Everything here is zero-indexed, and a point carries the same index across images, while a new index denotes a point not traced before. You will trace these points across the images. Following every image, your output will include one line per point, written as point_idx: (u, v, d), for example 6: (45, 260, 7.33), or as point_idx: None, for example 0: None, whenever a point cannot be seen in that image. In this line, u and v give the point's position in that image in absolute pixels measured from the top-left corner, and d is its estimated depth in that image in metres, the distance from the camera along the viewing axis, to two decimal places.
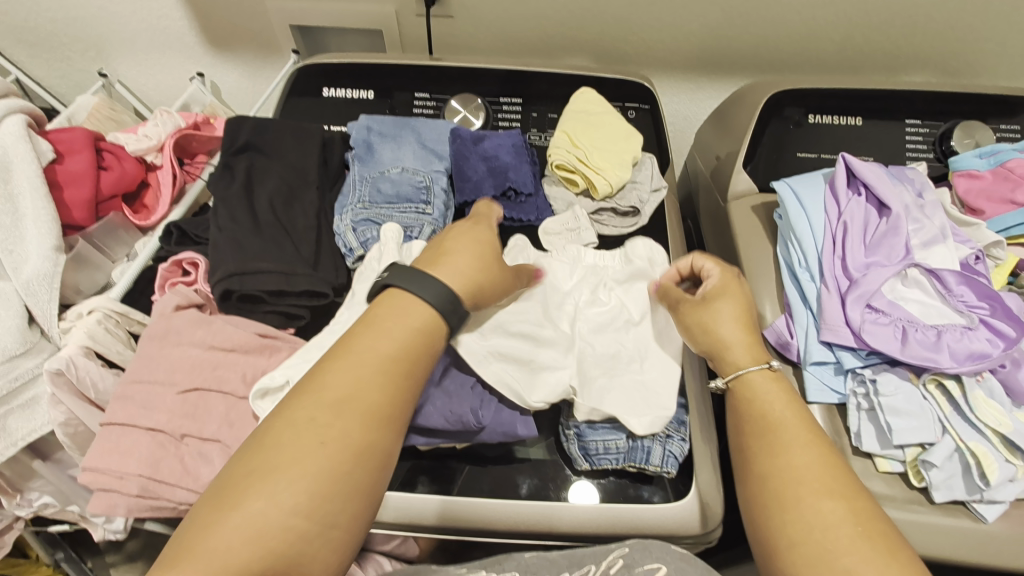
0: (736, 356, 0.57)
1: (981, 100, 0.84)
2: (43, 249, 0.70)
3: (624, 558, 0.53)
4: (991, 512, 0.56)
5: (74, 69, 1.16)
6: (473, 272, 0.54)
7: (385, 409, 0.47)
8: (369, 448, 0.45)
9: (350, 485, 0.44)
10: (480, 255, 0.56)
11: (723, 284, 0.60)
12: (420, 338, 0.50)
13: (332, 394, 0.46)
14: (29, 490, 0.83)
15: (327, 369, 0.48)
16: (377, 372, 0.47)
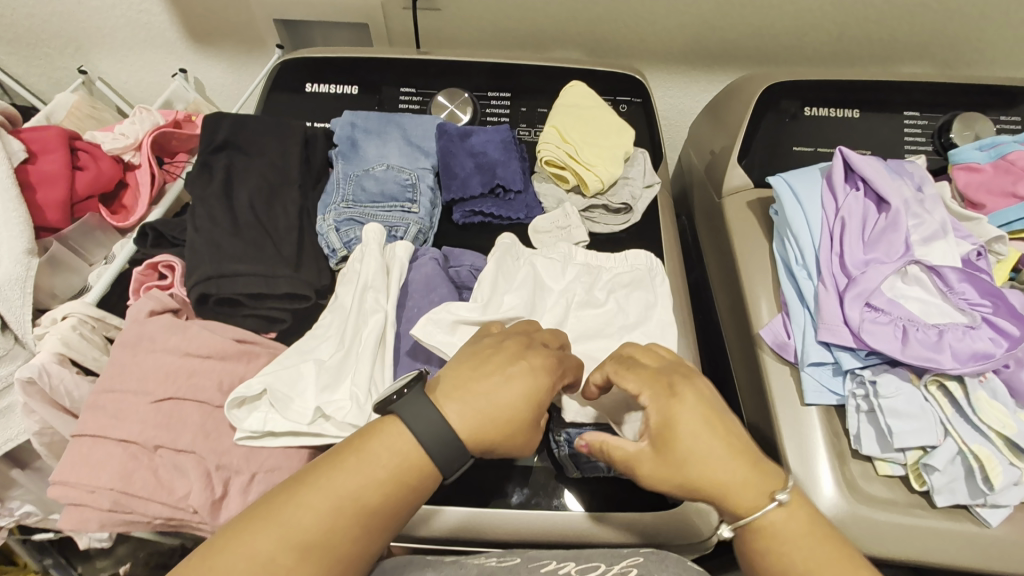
0: (726, 498, 0.47)
1: (980, 90, 0.82)
2: (13, 252, 0.67)
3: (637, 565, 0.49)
4: (995, 516, 0.54)
5: (52, 66, 1.13)
6: (494, 415, 0.46)
7: (366, 532, 0.43)
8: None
9: None
10: (519, 399, 0.47)
11: (667, 419, 0.48)
12: (406, 478, 0.44)
13: (301, 526, 0.41)
14: (8, 500, 0.81)
15: (303, 495, 0.42)
16: (351, 513, 0.42)
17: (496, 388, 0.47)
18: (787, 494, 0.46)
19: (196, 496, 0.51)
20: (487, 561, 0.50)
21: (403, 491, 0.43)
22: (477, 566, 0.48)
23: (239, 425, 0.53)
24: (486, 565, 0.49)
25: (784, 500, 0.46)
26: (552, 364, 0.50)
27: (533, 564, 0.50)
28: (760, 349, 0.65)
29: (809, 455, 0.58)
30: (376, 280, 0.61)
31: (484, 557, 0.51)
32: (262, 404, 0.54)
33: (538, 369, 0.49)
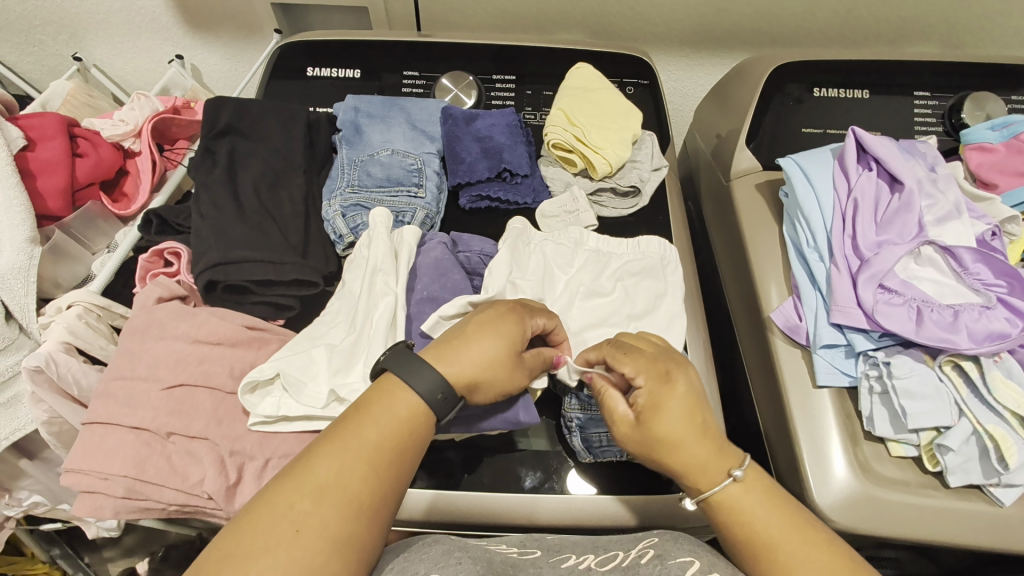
0: (694, 470, 0.48)
1: (992, 70, 0.81)
2: (16, 240, 0.67)
3: (653, 546, 0.47)
4: (1008, 495, 0.54)
5: (46, 53, 1.11)
6: (478, 366, 0.48)
7: (384, 478, 0.43)
8: (354, 541, 0.41)
9: (345, 559, 0.40)
10: (488, 351, 0.49)
11: (656, 399, 0.49)
12: (413, 432, 0.45)
13: (331, 478, 0.41)
14: (18, 489, 0.81)
15: (324, 450, 0.43)
16: (376, 460, 0.43)
17: (467, 340, 0.49)
18: (742, 471, 0.47)
19: (210, 482, 0.51)
20: (509, 551, 0.48)
21: (411, 434, 0.45)
22: (500, 555, 0.47)
23: (253, 410, 0.53)
24: (508, 556, 0.47)
25: (739, 477, 0.47)
26: (515, 314, 0.52)
27: (554, 558, 0.47)
28: (771, 332, 0.65)
29: (820, 433, 0.58)
30: (385, 263, 0.60)
31: (503, 548, 0.49)
32: (274, 389, 0.54)
33: (499, 321, 0.51)
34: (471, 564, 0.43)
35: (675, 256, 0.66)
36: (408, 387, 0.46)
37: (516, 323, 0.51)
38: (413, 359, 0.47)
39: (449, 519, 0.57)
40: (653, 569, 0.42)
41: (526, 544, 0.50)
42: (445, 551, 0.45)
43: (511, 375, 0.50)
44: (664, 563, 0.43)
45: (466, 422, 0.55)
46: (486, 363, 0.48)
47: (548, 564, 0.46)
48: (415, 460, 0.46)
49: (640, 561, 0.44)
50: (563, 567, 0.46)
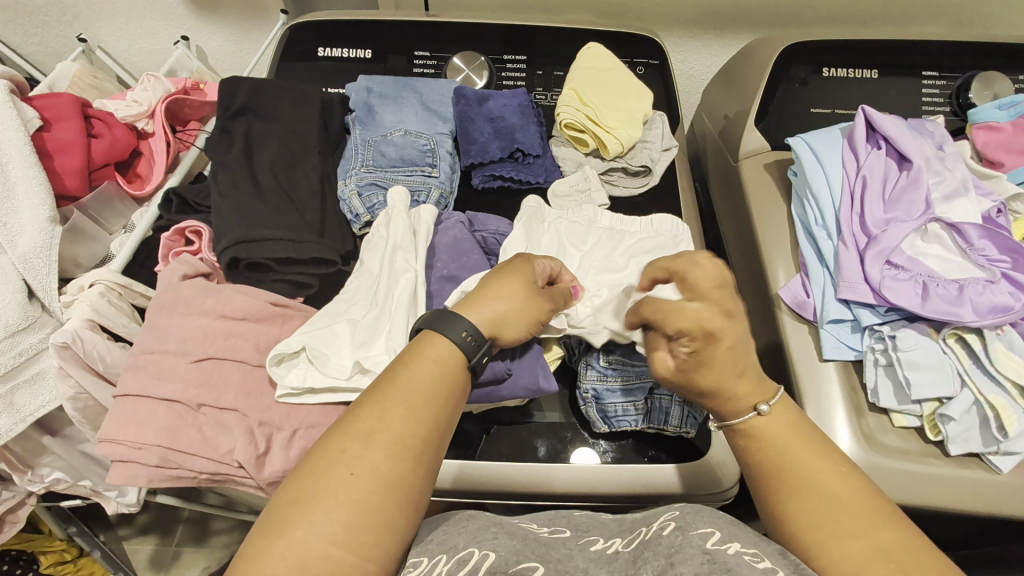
0: (735, 406, 0.49)
1: (1001, 49, 0.81)
2: (37, 220, 0.68)
3: (674, 519, 0.45)
4: (1006, 463, 0.56)
5: (50, 35, 1.10)
6: (499, 306, 0.52)
7: (428, 422, 0.46)
8: (406, 481, 0.44)
9: (400, 496, 0.43)
10: (509, 291, 0.52)
11: (703, 354, 0.47)
12: (449, 381, 0.48)
13: (375, 424, 0.44)
14: (40, 466, 0.82)
15: (366, 401, 0.46)
16: (416, 406, 0.46)
17: (486, 286, 0.53)
18: (768, 405, 0.49)
19: (241, 451, 0.53)
20: (539, 530, 0.47)
21: (446, 378, 0.48)
22: (532, 533, 0.46)
23: (280, 382, 0.54)
24: (539, 534, 0.46)
25: (765, 410, 0.49)
26: (521, 258, 0.56)
27: (582, 541, 0.46)
28: (779, 309, 0.66)
29: (823, 402, 0.60)
30: (404, 240, 0.62)
31: (533, 526, 0.48)
32: (300, 361, 0.55)
33: (511, 266, 0.54)
34: (507, 539, 0.43)
35: (688, 234, 0.67)
36: (437, 338, 0.49)
37: (525, 264, 0.55)
38: (439, 314, 0.50)
39: (475, 488, 0.58)
40: (673, 541, 0.42)
41: (555, 522, 0.49)
42: (482, 525, 0.45)
43: (538, 311, 0.54)
44: (685, 535, 0.43)
45: (488, 392, 0.57)
46: (509, 300, 0.52)
47: (578, 547, 0.45)
48: (453, 405, 0.48)
49: (660, 532, 0.44)
50: (591, 551, 0.45)
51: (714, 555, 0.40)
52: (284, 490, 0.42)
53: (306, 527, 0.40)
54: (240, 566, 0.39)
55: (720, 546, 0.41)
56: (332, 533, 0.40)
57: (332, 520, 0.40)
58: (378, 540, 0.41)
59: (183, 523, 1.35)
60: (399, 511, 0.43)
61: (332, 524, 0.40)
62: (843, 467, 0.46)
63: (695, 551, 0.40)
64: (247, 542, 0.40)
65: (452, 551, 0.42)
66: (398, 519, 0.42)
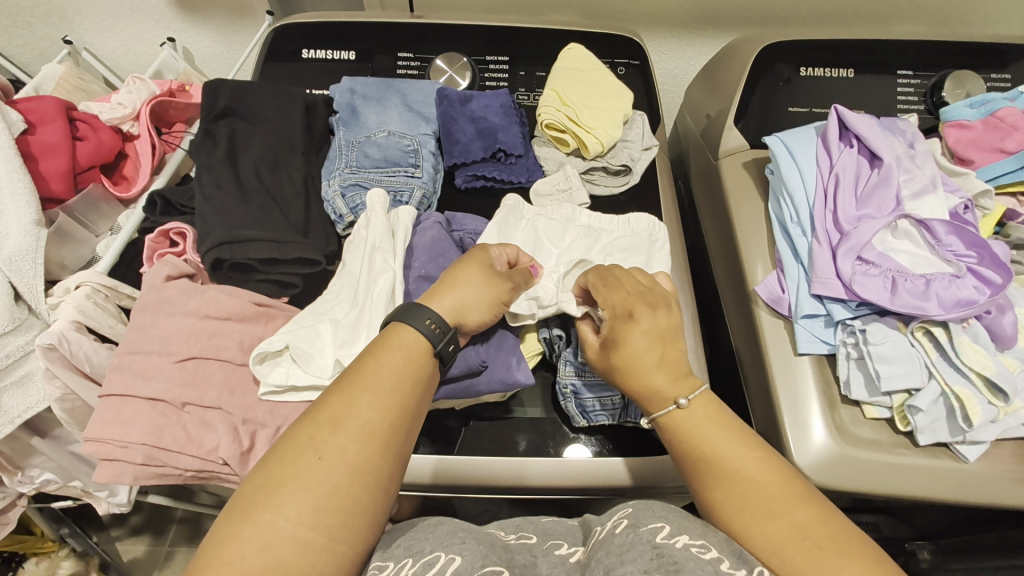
0: (646, 391, 0.53)
1: (974, 49, 0.83)
2: (22, 222, 0.68)
3: (628, 516, 0.47)
4: (972, 452, 0.58)
5: (36, 37, 1.10)
6: (461, 293, 0.54)
7: (395, 410, 0.47)
8: (375, 466, 0.45)
9: (368, 480, 0.45)
10: (467, 278, 0.55)
11: (616, 329, 0.55)
12: (417, 370, 0.50)
13: (344, 410, 0.46)
14: (29, 467, 0.83)
15: (335, 390, 0.47)
16: (384, 394, 0.47)
17: (446, 277, 0.55)
18: (687, 398, 0.52)
19: (225, 449, 0.54)
20: (506, 537, 0.49)
21: (413, 364, 0.50)
22: (500, 540, 0.48)
23: (264, 380, 0.55)
24: (505, 541, 0.48)
25: (684, 403, 0.52)
26: (477, 247, 0.58)
27: (547, 545, 0.48)
28: (756, 304, 0.68)
29: (789, 392, 0.62)
30: (384, 241, 0.63)
31: (502, 534, 0.50)
32: (284, 359, 0.56)
33: (470, 255, 0.57)
34: (473, 544, 0.45)
35: (663, 234, 0.68)
36: (404, 327, 0.51)
37: (481, 251, 0.57)
38: (406, 306, 0.52)
39: (455, 483, 0.59)
40: (626, 539, 0.43)
41: (522, 530, 0.51)
42: (449, 531, 0.47)
43: (500, 294, 0.55)
44: (637, 531, 0.44)
45: (464, 387, 0.58)
46: (468, 285, 0.54)
47: (542, 550, 0.47)
48: (420, 392, 0.50)
49: (614, 530, 0.45)
50: (555, 556, 0.47)
51: (662, 549, 0.41)
52: (254, 478, 0.44)
53: (275, 511, 0.41)
54: (205, 559, 0.40)
55: (669, 540, 0.42)
56: (300, 516, 0.41)
57: (300, 503, 0.42)
58: (347, 522, 0.43)
59: (175, 523, 1.35)
60: (367, 495, 0.44)
61: (299, 507, 0.42)
62: (758, 453, 0.49)
63: (645, 547, 0.42)
64: (216, 528, 0.41)
65: (417, 556, 0.44)
66: (367, 503, 0.44)
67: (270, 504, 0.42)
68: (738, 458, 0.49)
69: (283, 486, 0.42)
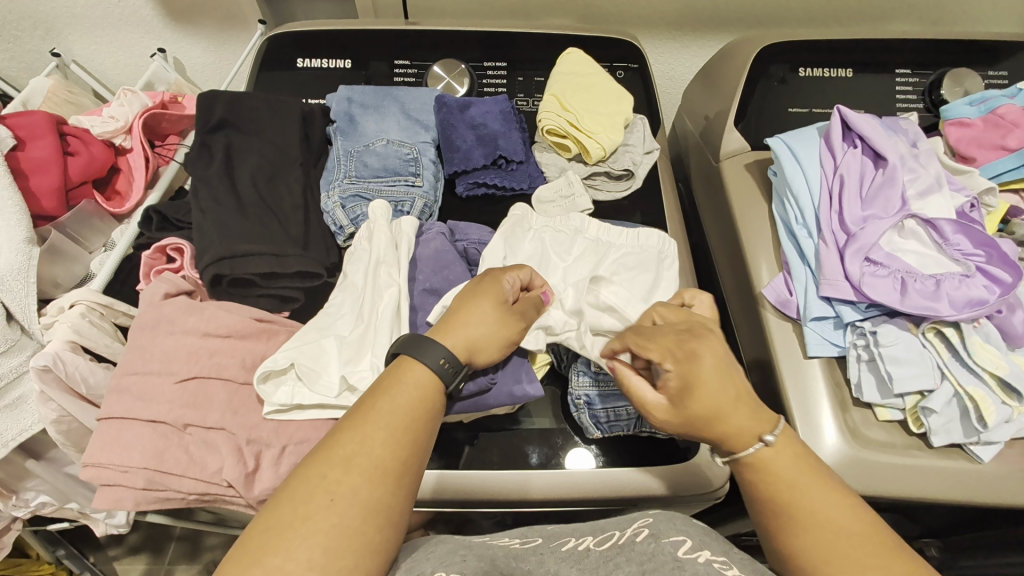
0: (724, 436, 0.49)
1: (970, 46, 0.83)
2: (13, 242, 0.66)
3: (648, 525, 0.47)
4: (987, 452, 0.58)
5: (23, 50, 1.08)
6: (471, 328, 0.53)
7: (408, 446, 0.46)
8: (387, 504, 0.44)
9: (381, 520, 0.44)
10: (480, 314, 0.53)
11: (685, 378, 0.49)
12: (428, 405, 0.48)
13: (357, 450, 0.45)
14: (25, 490, 0.81)
15: (346, 426, 0.46)
16: (396, 430, 0.46)
17: (456, 311, 0.54)
18: (773, 434, 0.49)
19: (229, 471, 0.53)
20: (511, 543, 0.49)
21: (425, 398, 0.49)
22: (503, 549, 0.47)
23: (268, 400, 0.54)
24: (510, 548, 0.47)
25: (771, 441, 0.48)
26: (490, 276, 0.56)
27: (555, 543, 0.48)
28: (763, 307, 0.67)
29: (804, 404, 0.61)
30: (387, 254, 0.62)
31: (506, 540, 0.49)
32: (288, 377, 0.55)
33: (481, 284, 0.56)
34: (475, 560, 0.44)
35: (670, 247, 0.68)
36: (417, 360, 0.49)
37: (494, 283, 0.55)
38: (417, 338, 0.51)
39: (461, 498, 0.58)
40: (646, 548, 0.44)
41: (527, 535, 0.50)
42: (449, 550, 0.46)
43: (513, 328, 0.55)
44: (658, 542, 0.44)
45: (472, 402, 0.57)
46: (481, 323, 0.53)
47: (550, 549, 0.47)
48: (432, 428, 0.49)
49: (634, 539, 0.45)
50: (563, 550, 0.46)
51: (684, 563, 0.41)
52: (261, 520, 0.42)
53: (285, 557, 0.40)
54: None
55: (691, 554, 0.42)
56: (309, 560, 0.40)
57: (311, 548, 0.41)
58: (358, 564, 0.42)
59: (175, 540, 1.33)
60: (379, 534, 0.43)
61: (311, 553, 0.41)
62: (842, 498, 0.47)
63: (666, 560, 0.42)
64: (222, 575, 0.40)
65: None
66: (379, 542, 0.43)
67: (279, 549, 0.40)
68: (829, 504, 0.47)
69: (294, 530, 0.41)
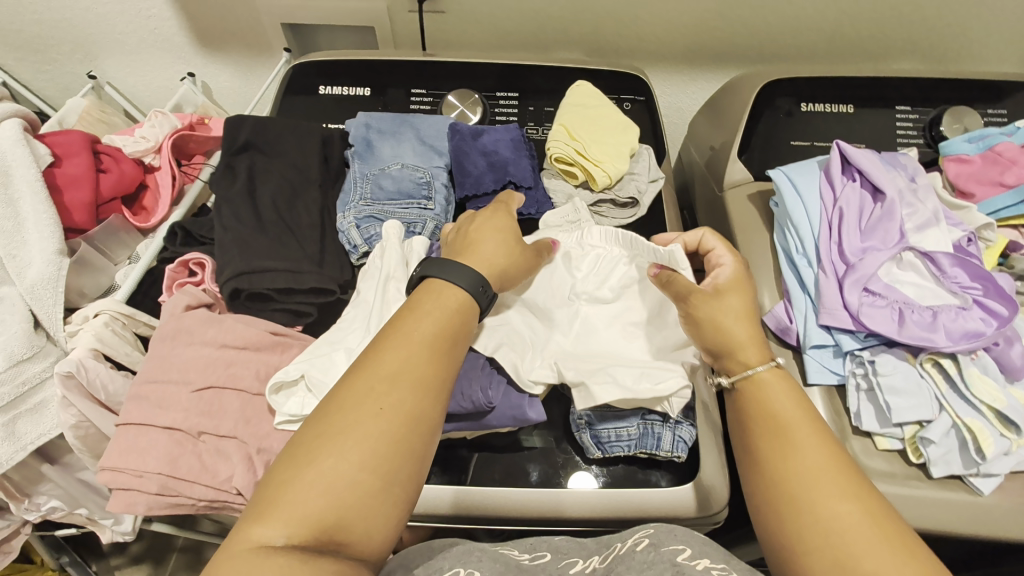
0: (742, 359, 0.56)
1: (969, 85, 0.86)
2: (46, 252, 0.70)
3: (649, 537, 0.48)
4: (987, 484, 0.58)
5: (63, 71, 1.15)
6: (499, 255, 0.57)
7: (444, 365, 0.49)
8: (427, 414, 0.47)
9: (421, 428, 0.46)
10: (499, 240, 0.58)
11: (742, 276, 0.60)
12: (456, 330, 0.51)
13: (400, 359, 0.48)
14: (37, 494, 0.82)
15: (383, 343, 0.49)
16: (430, 346, 0.49)
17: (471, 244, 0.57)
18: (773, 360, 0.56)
19: (239, 479, 0.54)
20: (520, 556, 0.50)
21: (461, 308, 0.52)
22: (514, 559, 0.49)
23: (279, 409, 0.56)
24: (520, 560, 0.49)
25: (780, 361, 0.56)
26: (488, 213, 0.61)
27: (562, 562, 0.50)
28: (764, 334, 0.68)
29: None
30: (397, 271, 0.64)
31: (515, 552, 0.51)
32: (299, 389, 0.57)
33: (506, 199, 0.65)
34: (490, 562, 0.47)
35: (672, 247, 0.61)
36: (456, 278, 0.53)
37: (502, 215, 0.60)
38: (445, 262, 0.54)
39: (464, 512, 0.60)
40: (646, 556, 0.45)
41: (535, 547, 0.51)
42: (465, 551, 0.49)
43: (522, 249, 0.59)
44: (657, 550, 0.45)
45: (475, 419, 0.60)
46: (503, 247, 0.58)
47: (558, 568, 0.49)
48: (461, 351, 0.51)
49: (635, 548, 0.47)
50: (571, 572, 0.48)
51: (682, 569, 0.42)
52: (309, 428, 0.45)
53: (336, 455, 0.43)
54: (271, 490, 0.42)
55: (690, 561, 0.43)
56: (357, 459, 0.43)
57: (358, 449, 0.44)
58: (400, 464, 0.45)
59: (176, 552, 1.33)
60: (418, 441, 0.46)
61: (359, 452, 0.44)
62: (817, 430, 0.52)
63: (666, 565, 0.43)
64: (278, 472, 0.43)
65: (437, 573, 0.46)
66: (419, 448, 0.46)
67: (329, 450, 0.43)
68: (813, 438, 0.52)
69: (340, 433, 0.44)
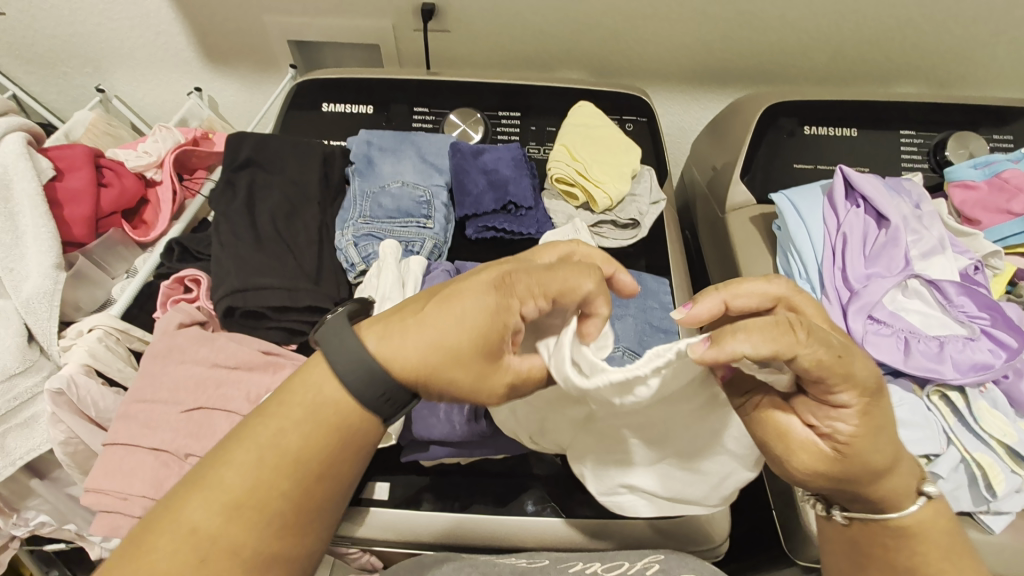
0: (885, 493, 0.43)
1: (974, 110, 0.85)
2: (43, 266, 0.70)
3: (658, 561, 0.53)
4: (998, 523, 0.56)
5: (73, 84, 1.17)
6: (444, 343, 0.43)
7: (327, 442, 0.43)
8: (290, 488, 0.42)
9: (278, 504, 0.42)
10: (457, 328, 0.43)
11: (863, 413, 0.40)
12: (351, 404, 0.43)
13: (280, 425, 0.42)
14: (25, 509, 0.81)
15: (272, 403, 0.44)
16: (313, 419, 0.43)
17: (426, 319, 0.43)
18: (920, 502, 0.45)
19: None
20: (517, 560, 0.54)
21: (335, 399, 0.43)
22: (511, 566, 0.53)
23: None
24: (518, 565, 0.54)
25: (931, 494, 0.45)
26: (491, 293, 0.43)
27: (562, 565, 0.54)
28: None
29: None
30: (393, 292, 0.64)
31: (513, 558, 0.55)
32: None
33: (540, 275, 0.44)
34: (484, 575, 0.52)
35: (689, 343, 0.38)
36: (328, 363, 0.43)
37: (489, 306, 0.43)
38: (388, 332, 0.44)
39: (455, 539, 0.59)
40: None
41: (533, 556, 0.55)
42: (457, 566, 0.53)
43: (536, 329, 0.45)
44: None
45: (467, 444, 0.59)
46: (456, 336, 0.43)
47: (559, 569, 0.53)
48: (356, 431, 0.44)
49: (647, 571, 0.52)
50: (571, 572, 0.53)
51: None
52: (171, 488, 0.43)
53: (179, 521, 0.40)
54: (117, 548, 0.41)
55: None
56: (196, 529, 0.40)
57: (201, 518, 0.40)
58: (245, 541, 0.41)
59: None
60: (273, 519, 0.42)
61: (200, 521, 0.40)
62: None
63: None
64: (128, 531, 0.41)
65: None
66: (272, 524, 0.42)
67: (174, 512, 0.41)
68: None
69: (190, 495, 0.41)
